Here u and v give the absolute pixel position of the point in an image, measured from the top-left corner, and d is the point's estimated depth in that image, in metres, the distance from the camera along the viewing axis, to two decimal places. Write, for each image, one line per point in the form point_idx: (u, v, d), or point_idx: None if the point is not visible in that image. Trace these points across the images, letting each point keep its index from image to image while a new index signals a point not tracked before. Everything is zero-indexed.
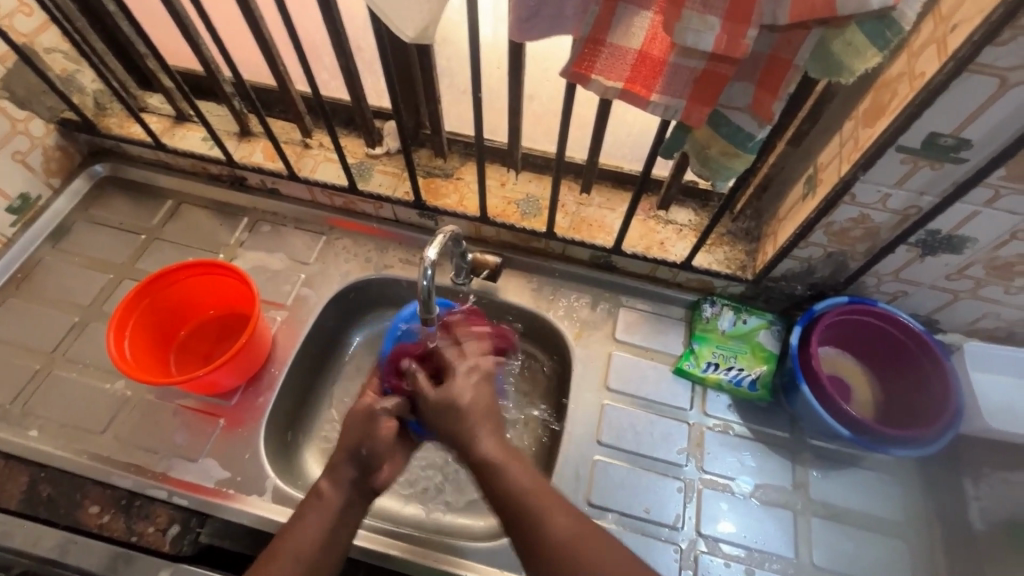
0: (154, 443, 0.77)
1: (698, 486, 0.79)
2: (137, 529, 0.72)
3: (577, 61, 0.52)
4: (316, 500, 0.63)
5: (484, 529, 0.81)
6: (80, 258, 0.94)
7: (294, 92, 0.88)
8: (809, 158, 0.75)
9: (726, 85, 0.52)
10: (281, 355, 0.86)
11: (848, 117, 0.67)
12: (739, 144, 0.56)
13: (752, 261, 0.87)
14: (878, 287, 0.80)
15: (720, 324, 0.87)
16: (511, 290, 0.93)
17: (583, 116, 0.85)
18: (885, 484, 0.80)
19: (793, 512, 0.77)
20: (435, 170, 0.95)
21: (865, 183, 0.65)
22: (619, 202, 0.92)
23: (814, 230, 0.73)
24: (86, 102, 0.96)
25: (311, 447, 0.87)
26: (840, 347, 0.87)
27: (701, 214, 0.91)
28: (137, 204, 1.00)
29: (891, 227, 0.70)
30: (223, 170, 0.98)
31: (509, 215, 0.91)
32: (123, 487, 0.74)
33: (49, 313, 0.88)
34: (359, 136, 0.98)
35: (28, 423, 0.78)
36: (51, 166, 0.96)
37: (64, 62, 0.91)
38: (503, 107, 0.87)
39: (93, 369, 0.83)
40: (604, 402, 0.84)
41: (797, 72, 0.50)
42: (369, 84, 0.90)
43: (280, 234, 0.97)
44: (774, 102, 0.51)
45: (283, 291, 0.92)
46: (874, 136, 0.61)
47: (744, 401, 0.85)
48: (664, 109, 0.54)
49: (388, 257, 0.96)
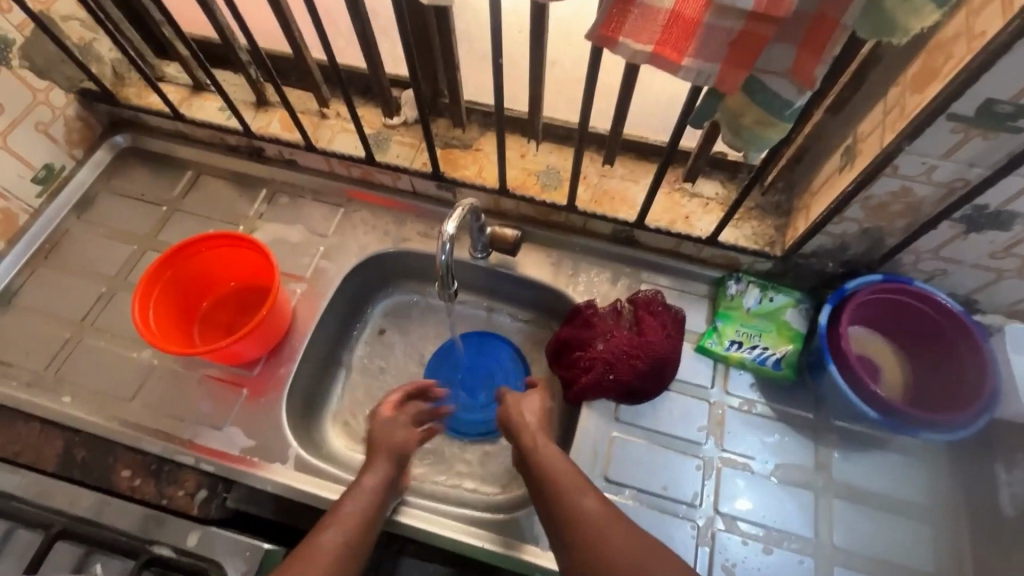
0: (180, 411, 0.79)
1: (717, 465, 0.78)
2: (166, 493, 0.73)
3: (604, 23, 0.49)
4: (359, 488, 0.68)
5: (502, 500, 0.83)
6: (104, 228, 0.95)
7: (310, 59, 0.86)
8: (848, 127, 0.70)
9: (766, 48, 0.48)
10: (301, 327, 0.86)
11: (894, 82, 0.62)
12: (775, 113, 0.53)
13: (782, 237, 0.84)
14: (915, 264, 0.77)
15: (745, 302, 0.85)
16: (530, 265, 0.91)
17: (608, 82, 0.81)
18: (912, 467, 0.78)
19: (814, 492, 0.76)
20: (453, 141, 0.92)
21: (909, 154, 0.61)
22: (643, 174, 0.89)
23: (850, 204, 0.70)
24: (104, 71, 0.95)
25: (331, 418, 0.89)
26: (870, 326, 0.84)
27: (729, 186, 0.87)
28: (159, 175, 1.01)
29: (934, 201, 0.66)
30: (241, 141, 0.97)
31: (529, 187, 0.89)
32: (152, 452, 0.75)
33: (77, 283, 0.90)
34: (376, 105, 0.95)
35: (60, 389, 0.81)
36: (73, 136, 0.96)
37: (81, 30, 0.90)
38: (524, 74, 0.84)
39: (120, 338, 0.85)
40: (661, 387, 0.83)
41: (845, 32, 0.46)
42: (386, 51, 0.88)
43: (299, 206, 0.97)
44: (816, 66, 0.48)
45: (303, 264, 0.92)
46: (924, 103, 0.56)
47: (768, 380, 0.83)
48: (696, 75, 0.50)
49: (407, 230, 0.95)
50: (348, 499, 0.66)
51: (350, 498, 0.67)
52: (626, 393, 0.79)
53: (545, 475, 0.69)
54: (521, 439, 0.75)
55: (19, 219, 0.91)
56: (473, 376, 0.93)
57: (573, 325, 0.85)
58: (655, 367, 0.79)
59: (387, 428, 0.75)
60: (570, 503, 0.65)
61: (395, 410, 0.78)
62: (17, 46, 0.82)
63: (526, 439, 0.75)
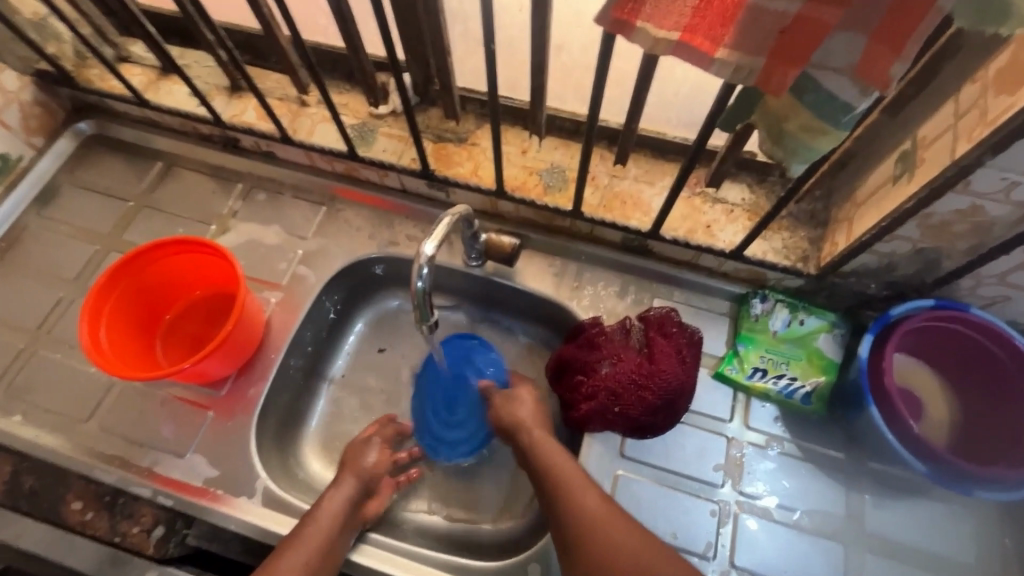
0: (139, 435, 0.71)
1: (734, 511, 0.69)
2: (120, 529, 0.67)
3: (617, 4, 0.39)
4: (320, 511, 0.64)
5: (493, 537, 0.75)
6: (65, 226, 0.87)
7: (282, 40, 0.75)
8: (908, 129, 0.59)
9: (826, 38, 0.37)
10: (275, 341, 0.78)
11: (971, 78, 0.51)
12: (829, 118, 0.42)
13: (817, 252, 0.73)
14: (974, 289, 0.66)
15: (772, 325, 0.75)
16: (530, 275, 0.82)
17: (623, 70, 0.70)
18: (957, 519, 0.69)
19: (843, 545, 0.68)
20: (446, 134, 0.82)
21: (988, 169, 0.50)
22: (660, 175, 0.79)
23: (905, 222, 0.59)
24: (64, 50, 0.86)
25: (309, 439, 0.82)
26: (914, 354, 0.73)
27: (758, 191, 0.76)
28: (126, 167, 0.92)
29: (1009, 223, 0.55)
30: (213, 130, 0.88)
31: (530, 188, 0.79)
32: (107, 482, 0.69)
33: (35, 287, 0.82)
34: (361, 91, 0.85)
35: (12, 407, 0.74)
36: (31, 123, 0.88)
37: (35, 4, 0.80)
38: (526, 59, 0.73)
39: (78, 351, 0.77)
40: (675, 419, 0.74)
41: (935, 20, 0.35)
42: (370, 30, 0.77)
43: (277, 203, 0.88)
44: (892, 63, 0.37)
45: (279, 270, 0.83)
46: (1013, 108, 0.45)
47: (795, 414, 0.73)
48: (734, 71, 0.40)
49: (395, 232, 0.85)
50: (310, 524, 0.63)
51: (310, 522, 0.63)
52: (631, 428, 0.71)
53: (557, 475, 0.64)
54: (517, 435, 0.70)
55: None
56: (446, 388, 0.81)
57: (575, 344, 0.76)
58: (668, 400, 0.70)
59: (358, 448, 0.74)
60: (579, 510, 0.60)
61: (372, 432, 0.77)
62: None
63: (522, 435, 0.70)
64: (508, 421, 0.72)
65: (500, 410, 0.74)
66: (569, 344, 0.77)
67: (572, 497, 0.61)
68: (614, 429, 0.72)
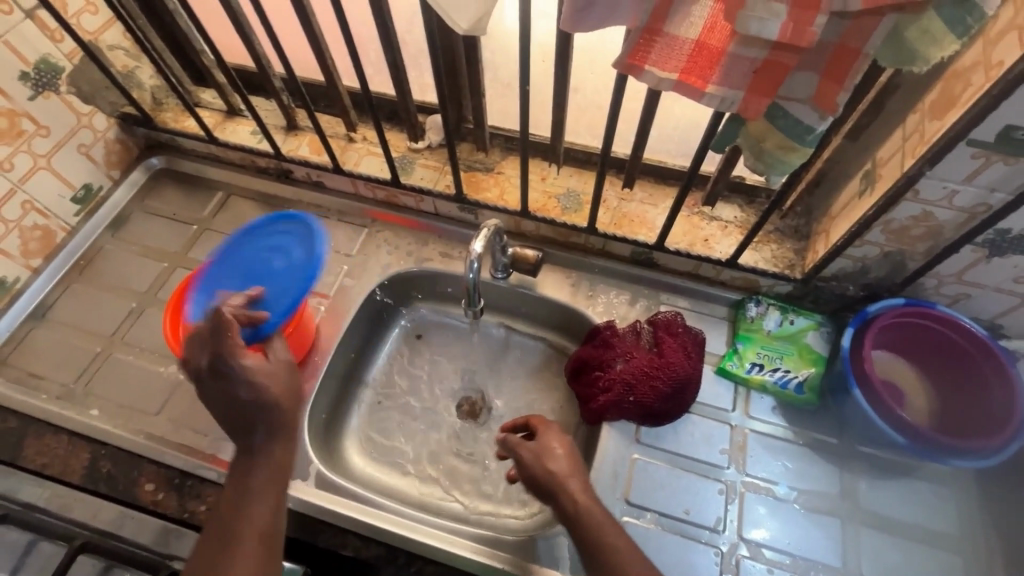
0: (204, 426, 0.80)
1: (740, 489, 0.77)
2: (188, 507, 0.73)
3: (630, 52, 0.51)
4: None
5: (518, 525, 0.82)
6: (136, 247, 0.98)
7: (340, 87, 0.90)
8: (867, 153, 0.71)
9: (788, 76, 0.50)
10: (323, 345, 0.88)
11: (913, 109, 0.63)
12: (796, 138, 0.54)
13: (801, 260, 0.84)
14: (938, 289, 0.77)
15: (765, 325, 0.85)
16: (549, 285, 0.92)
17: (629, 109, 0.83)
18: (940, 496, 0.76)
19: (840, 520, 0.75)
20: (476, 164, 0.95)
21: (930, 179, 0.62)
22: (662, 198, 0.90)
23: (871, 227, 0.70)
24: (144, 97, 1.00)
25: (351, 439, 0.90)
26: (892, 349, 0.83)
27: (748, 211, 0.88)
28: (189, 196, 1.04)
29: (955, 226, 0.66)
30: (270, 163, 1.00)
31: (550, 210, 0.91)
32: (176, 466, 0.76)
33: (109, 299, 0.93)
34: (402, 130, 0.99)
35: (89, 402, 0.83)
36: (111, 158, 1.00)
37: (125, 58, 0.95)
38: (547, 101, 0.87)
39: (149, 353, 0.87)
40: (690, 411, 0.82)
41: (867, 60, 0.48)
42: (414, 79, 0.91)
43: (323, 226, 1.00)
44: (838, 93, 0.50)
45: (326, 282, 0.94)
46: (943, 129, 0.57)
47: (789, 404, 0.82)
48: (720, 101, 0.52)
49: (428, 250, 0.97)
50: None
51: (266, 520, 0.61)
52: (647, 416, 0.79)
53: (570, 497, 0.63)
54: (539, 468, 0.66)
55: (57, 236, 0.94)
56: (277, 267, 0.77)
57: (588, 346, 0.86)
58: (676, 390, 0.78)
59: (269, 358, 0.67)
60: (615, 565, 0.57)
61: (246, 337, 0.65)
62: (65, 73, 0.87)
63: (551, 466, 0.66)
64: (544, 478, 0.65)
65: (533, 467, 0.67)
66: (585, 348, 0.86)
67: (600, 531, 0.60)
68: (631, 418, 0.80)
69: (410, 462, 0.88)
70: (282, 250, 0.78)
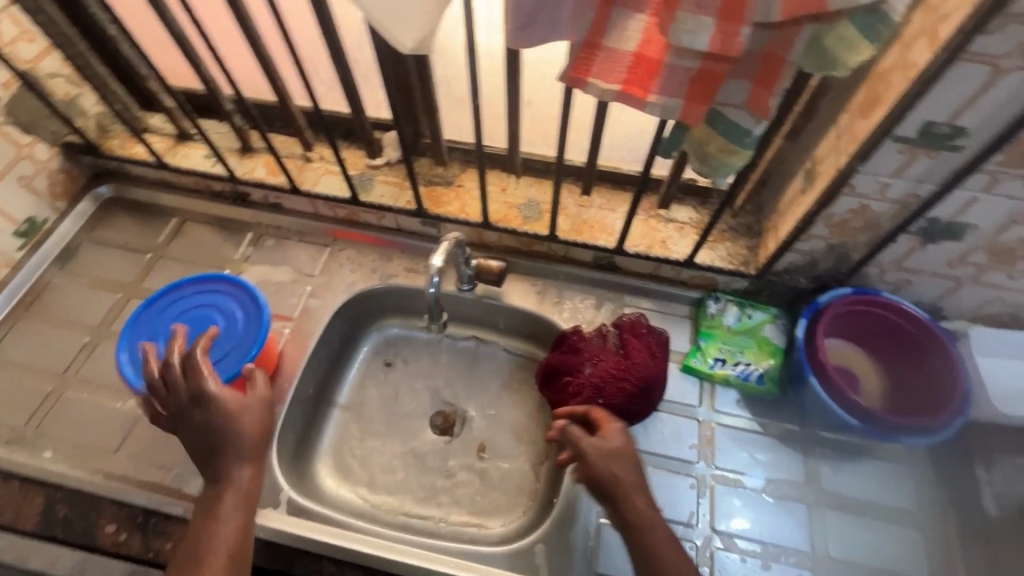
0: (166, 460, 0.78)
1: (710, 483, 0.79)
2: (153, 546, 0.71)
3: (573, 67, 0.53)
4: None
5: (499, 534, 0.82)
6: (86, 279, 0.95)
7: (293, 107, 0.89)
8: (806, 151, 0.75)
9: (722, 84, 0.52)
10: (289, 368, 0.87)
11: (843, 109, 0.67)
12: (736, 140, 0.57)
13: (754, 256, 0.87)
14: (881, 276, 0.81)
15: (725, 320, 0.88)
16: (515, 294, 0.93)
17: (581, 119, 0.86)
18: (897, 473, 0.80)
19: (807, 505, 0.78)
20: (436, 178, 0.95)
21: (864, 174, 0.66)
22: (619, 203, 0.93)
23: (815, 222, 0.74)
24: (90, 125, 0.96)
25: (323, 463, 0.88)
26: (847, 338, 0.86)
27: (702, 211, 0.91)
28: (141, 223, 1.01)
29: (890, 217, 0.70)
30: (225, 186, 0.99)
31: (511, 220, 0.92)
32: (138, 504, 0.73)
33: (59, 335, 0.89)
34: (359, 147, 0.99)
35: (41, 444, 0.79)
36: (56, 188, 0.97)
37: (67, 86, 0.90)
38: (502, 114, 0.88)
39: (104, 389, 0.84)
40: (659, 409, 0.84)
41: (791, 68, 0.51)
42: (368, 97, 0.92)
43: (284, 247, 0.98)
44: (769, 98, 0.52)
45: (290, 304, 0.93)
46: (870, 128, 0.61)
47: (752, 396, 0.85)
48: (662, 109, 0.54)
49: (392, 266, 0.96)
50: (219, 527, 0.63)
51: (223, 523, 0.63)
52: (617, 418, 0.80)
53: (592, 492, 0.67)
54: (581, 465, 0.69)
55: None
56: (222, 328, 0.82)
57: (552, 354, 0.87)
58: (644, 390, 0.80)
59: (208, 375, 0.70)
60: None
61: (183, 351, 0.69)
62: (2, 104, 0.84)
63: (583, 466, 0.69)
64: (607, 479, 0.67)
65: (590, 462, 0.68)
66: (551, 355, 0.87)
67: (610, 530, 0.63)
68: None
69: (384, 481, 0.87)
70: (216, 307, 0.84)
